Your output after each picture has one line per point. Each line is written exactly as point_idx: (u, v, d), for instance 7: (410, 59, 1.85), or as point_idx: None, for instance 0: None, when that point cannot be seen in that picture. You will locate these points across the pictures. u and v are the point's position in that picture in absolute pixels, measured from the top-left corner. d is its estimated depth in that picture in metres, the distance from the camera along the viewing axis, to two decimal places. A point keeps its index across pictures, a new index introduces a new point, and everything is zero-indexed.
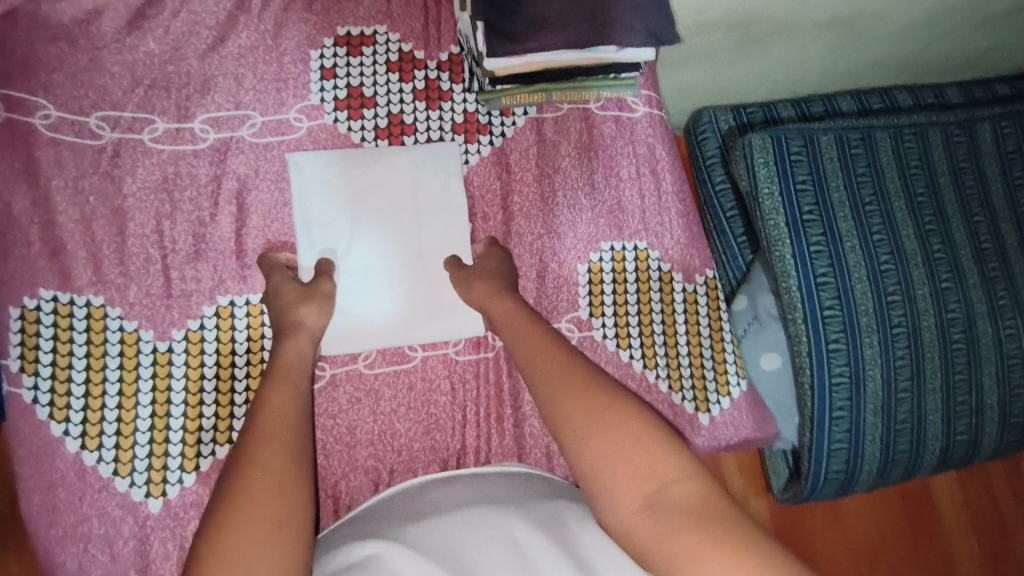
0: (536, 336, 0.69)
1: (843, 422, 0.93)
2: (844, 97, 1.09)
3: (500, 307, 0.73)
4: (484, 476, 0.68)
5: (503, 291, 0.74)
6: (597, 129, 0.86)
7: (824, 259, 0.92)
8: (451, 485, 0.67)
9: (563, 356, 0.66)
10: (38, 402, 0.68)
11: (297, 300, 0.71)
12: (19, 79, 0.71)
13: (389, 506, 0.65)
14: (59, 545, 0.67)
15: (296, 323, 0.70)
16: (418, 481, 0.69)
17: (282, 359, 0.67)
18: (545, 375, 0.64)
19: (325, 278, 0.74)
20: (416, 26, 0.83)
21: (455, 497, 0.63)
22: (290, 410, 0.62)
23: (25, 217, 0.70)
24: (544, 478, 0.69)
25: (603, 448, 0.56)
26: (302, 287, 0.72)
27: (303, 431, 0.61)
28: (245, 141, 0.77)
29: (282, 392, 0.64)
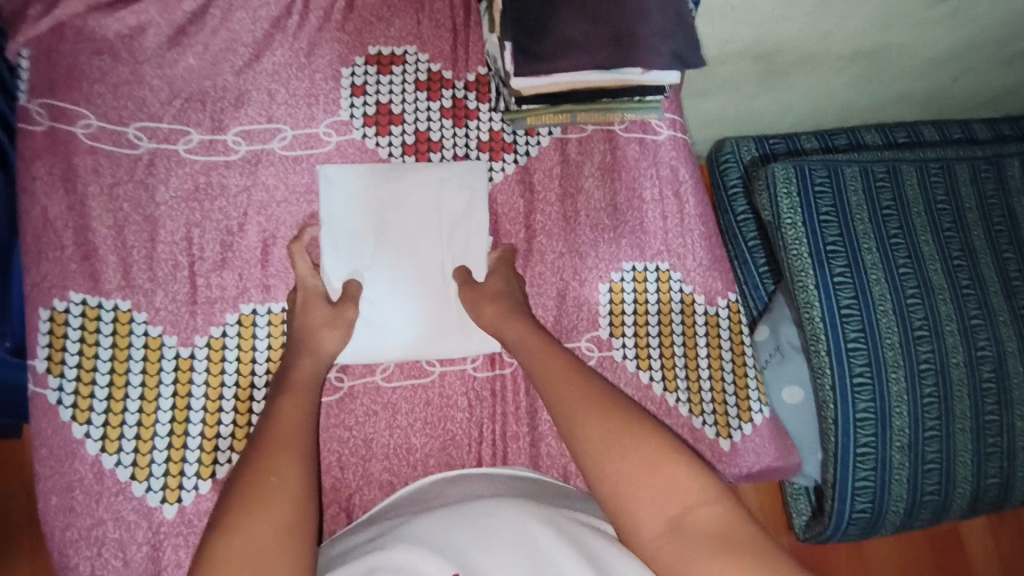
0: (553, 360, 0.70)
1: (868, 459, 0.90)
2: (868, 131, 1.08)
3: (514, 329, 0.74)
4: (495, 478, 0.67)
5: (515, 313, 0.75)
6: (621, 150, 0.87)
7: (848, 291, 0.90)
8: (462, 483, 0.67)
9: (581, 380, 0.66)
10: (62, 403, 0.69)
11: (322, 324, 0.73)
12: (63, 89, 0.74)
13: (402, 507, 0.65)
14: (73, 547, 0.67)
15: (313, 346, 0.72)
16: (432, 478, 0.69)
17: (297, 379, 0.69)
18: (564, 399, 0.65)
19: (349, 303, 0.74)
20: (445, 47, 0.85)
21: (468, 494, 0.63)
22: (301, 428, 0.64)
23: (61, 222, 0.72)
24: (555, 484, 0.68)
25: (623, 471, 0.56)
26: (328, 310, 0.74)
27: (310, 446, 0.63)
28: (276, 154, 0.79)
29: (295, 403, 0.66)
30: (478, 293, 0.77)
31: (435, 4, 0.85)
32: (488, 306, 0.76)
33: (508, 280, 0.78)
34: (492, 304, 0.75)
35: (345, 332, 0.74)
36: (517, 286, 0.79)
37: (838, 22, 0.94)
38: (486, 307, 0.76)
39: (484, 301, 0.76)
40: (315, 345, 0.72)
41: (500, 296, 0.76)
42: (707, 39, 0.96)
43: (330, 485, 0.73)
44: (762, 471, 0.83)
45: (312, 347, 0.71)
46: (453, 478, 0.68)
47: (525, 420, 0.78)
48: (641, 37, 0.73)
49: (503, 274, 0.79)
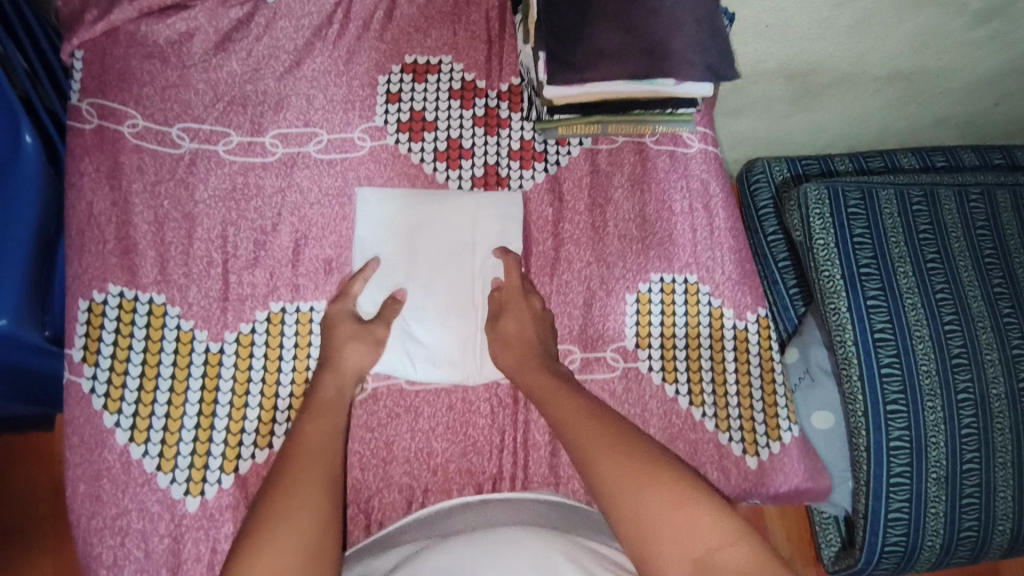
0: (565, 400, 0.67)
1: (902, 490, 0.86)
2: (906, 154, 1.07)
3: (528, 368, 0.72)
4: (517, 504, 0.66)
5: (533, 351, 0.73)
6: (651, 162, 0.87)
7: (883, 315, 0.88)
8: (482, 509, 0.65)
9: (595, 418, 0.64)
10: (95, 392, 0.71)
11: (347, 337, 0.73)
12: (113, 91, 0.77)
13: (417, 531, 0.64)
14: (97, 536, 0.68)
15: (336, 362, 0.72)
16: (453, 501, 0.68)
17: (321, 399, 0.69)
18: (580, 440, 0.62)
19: (382, 324, 0.76)
20: (480, 58, 0.86)
21: (481, 523, 0.61)
22: (328, 440, 0.64)
23: (104, 216, 0.75)
24: (574, 508, 0.67)
25: (645, 511, 0.54)
26: (355, 326, 0.75)
27: (337, 458, 0.63)
28: (311, 156, 0.81)
29: (319, 420, 0.66)
30: (496, 337, 0.76)
31: (472, 17, 0.87)
32: (504, 352, 0.74)
33: (526, 310, 0.76)
34: (510, 350, 0.74)
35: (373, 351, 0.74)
36: (536, 321, 0.76)
37: (876, 43, 0.93)
38: (503, 354, 0.74)
39: (500, 346, 0.75)
40: (340, 362, 0.72)
41: (521, 341, 0.74)
42: (741, 57, 0.96)
43: (350, 486, 0.73)
44: (792, 492, 0.81)
45: (337, 364, 0.72)
46: (472, 502, 0.67)
47: (546, 429, 0.78)
48: (674, 50, 0.74)
49: (518, 304, 0.77)
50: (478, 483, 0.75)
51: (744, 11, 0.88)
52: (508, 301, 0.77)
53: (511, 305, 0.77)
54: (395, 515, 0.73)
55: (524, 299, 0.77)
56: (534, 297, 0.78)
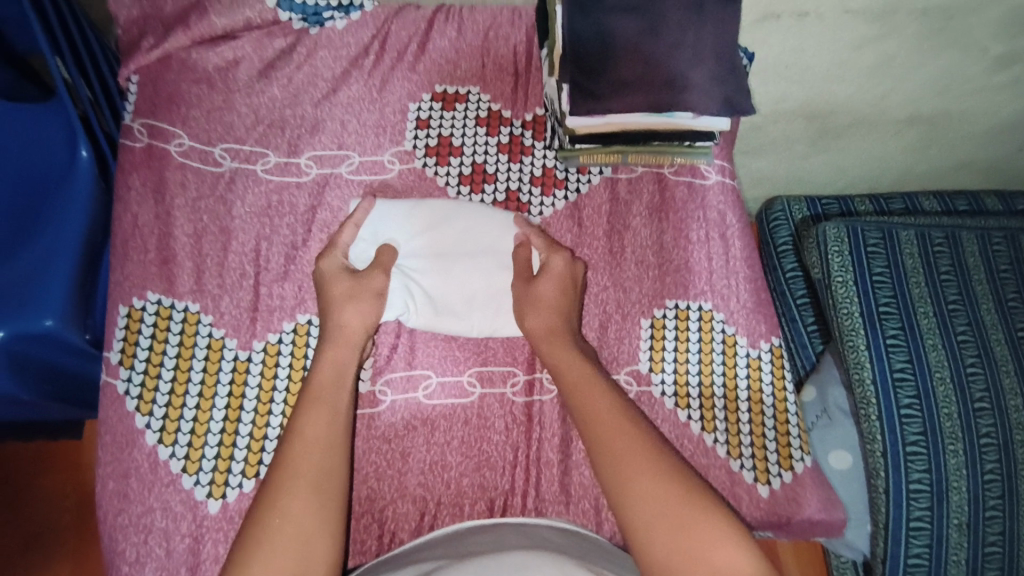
0: (600, 403, 0.66)
1: (922, 535, 0.85)
2: (926, 197, 1.08)
3: (560, 358, 0.72)
4: (531, 526, 0.66)
5: (562, 327, 0.74)
6: (670, 192, 0.90)
7: (903, 355, 0.88)
8: (495, 530, 0.65)
9: (631, 430, 0.63)
10: (129, 394, 0.74)
11: (345, 295, 0.74)
12: (163, 112, 0.83)
13: (427, 550, 0.63)
14: (122, 532, 0.70)
15: (340, 326, 0.72)
16: (468, 523, 0.67)
17: (320, 380, 0.68)
18: (614, 451, 0.62)
19: (379, 274, 0.76)
20: (506, 89, 0.91)
21: (495, 544, 0.60)
22: (326, 450, 0.62)
23: (148, 228, 0.79)
24: (586, 535, 0.66)
25: (676, 539, 0.55)
26: (350, 281, 0.75)
27: (336, 477, 0.61)
28: (343, 178, 0.85)
29: (313, 418, 0.64)
30: (529, 294, 0.76)
31: (501, 50, 0.91)
32: (535, 316, 0.75)
33: (561, 276, 0.77)
34: (543, 314, 0.75)
35: (374, 304, 0.74)
36: (572, 294, 0.77)
37: (893, 85, 0.96)
38: (533, 317, 0.75)
39: (530, 309, 0.76)
40: (342, 326, 0.72)
41: (552, 309, 0.75)
42: (759, 97, 0.99)
43: (365, 496, 0.75)
44: (806, 523, 0.80)
45: (340, 331, 0.72)
46: (489, 525, 0.66)
47: (559, 447, 0.79)
48: (694, 82, 0.78)
49: (558, 267, 0.77)
50: (490, 498, 0.76)
51: (763, 51, 0.91)
52: (549, 262, 0.77)
53: (551, 271, 0.77)
54: (408, 527, 0.74)
55: (568, 262, 0.78)
56: (574, 262, 0.78)
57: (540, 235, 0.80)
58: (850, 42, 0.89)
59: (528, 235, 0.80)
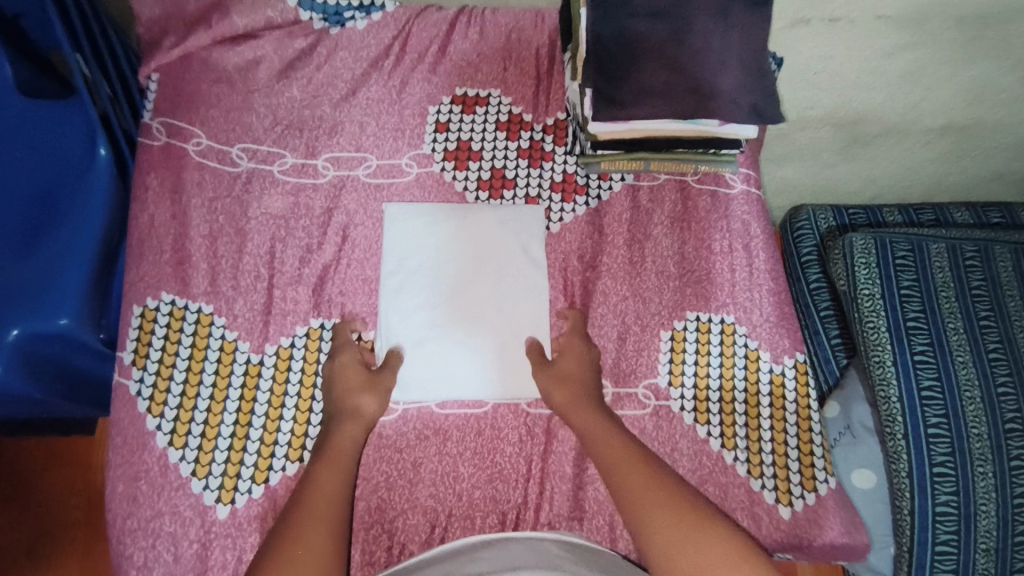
0: (615, 446, 0.67)
1: (949, 560, 0.81)
2: (958, 208, 1.03)
3: (579, 415, 0.72)
4: (542, 542, 0.64)
5: (584, 392, 0.74)
6: (693, 201, 0.87)
7: (931, 372, 0.85)
8: (504, 545, 0.63)
9: (647, 469, 0.63)
10: (140, 394, 0.74)
11: (360, 388, 0.74)
12: (183, 111, 0.82)
13: (433, 565, 0.61)
14: (130, 536, 0.69)
15: (354, 410, 0.72)
16: (476, 537, 0.65)
17: (336, 445, 0.68)
18: (631, 490, 0.62)
19: (389, 373, 0.76)
20: (527, 93, 0.89)
21: (504, 562, 0.58)
22: (335, 503, 0.62)
23: (164, 228, 0.79)
24: (599, 550, 0.64)
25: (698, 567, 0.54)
26: (366, 374, 0.75)
27: (342, 521, 0.61)
28: (360, 180, 0.84)
29: (327, 472, 0.65)
30: (550, 373, 0.76)
31: (523, 53, 0.89)
32: (560, 390, 0.75)
33: (580, 355, 0.78)
34: (566, 388, 0.75)
35: (383, 396, 0.74)
36: (589, 370, 0.77)
37: (927, 94, 0.93)
38: (556, 392, 0.75)
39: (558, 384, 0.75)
40: (357, 408, 0.72)
41: (575, 380, 0.75)
42: (787, 104, 0.96)
43: (375, 506, 0.73)
44: (829, 547, 0.77)
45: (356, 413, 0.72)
46: (495, 539, 0.64)
47: (574, 461, 0.77)
48: (721, 89, 0.75)
49: (576, 348, 0.79)
50: (502, 511, 0.75)
51: (792, 57, 0.89)
52: (566, 346, 0.79)
53: (569, 349, 0.79)
54: (418, 538, 0.73)
55: (583, 347, 0.79)
56: (591, 347, 0.79)
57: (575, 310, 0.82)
58: (884, 48, 0.86)
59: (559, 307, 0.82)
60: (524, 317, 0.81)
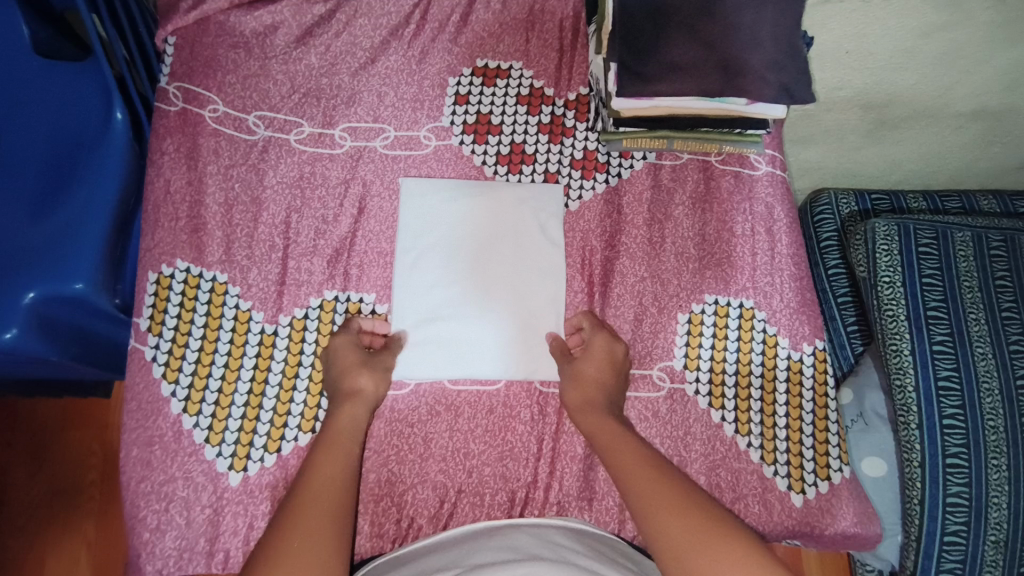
0: (629, 450, 0.65)
1: (957, 550, 0.81)
2: (987, 196, 1.00)
3: (592, 421, 0.69)
4: (545, 528, 0.63)
5: (602, 400, 0.71)
6: (715, 181, 0.85)
7: (950, 363, 0.83)
8: (507, 531, 0.62)
9: (657, 474, 0.61)
10: (156, 361, 0.74)
11: (358, 365, 0.71)
12: (199, 76, 0.81)
13: (438, 550, 0.60)
14: (144, 499, 0.71)
15: (353, 390, 0.70)
16: (480, 523, 0.64)
17: (335, 427, 0.67)
18: (643, 493, 0.60)
19: (388, 353, 0.74)
20: (549, 66, 0.87)
21: (509, 548, 0.57)
22: (337, 487, 0.60)
23: (179, 194, 0.78)
24: (604, 539, 0.64)
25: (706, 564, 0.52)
26: (363, 355, 0.73)
27: (345, 503, 0.60)
28: (377, 151, 0.82)
29: (329, 456, 0.63)
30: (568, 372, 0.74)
31: (546, 25, 0.88)
32: (574, 391, 0.72)
33: (602, 354, 0.74)
34: (581, 390, 0.72)
35: (383, 372, 0.73)
36: (614, 371, 0.74)
37: (963, 77, 0.89)
38: (572, 392, 0.72)
39: (573, 385, 0.73)
40: (355, 387, 0.70)
41: (593, 385, 0.72)
42: (815, 84, 0.92)
43: (386, 478, 0.74)
44: (839, 536, 0.77)
45: (356, 394, 0.70)
46: (500, 527, 0.63)
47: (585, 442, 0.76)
48: (750, 66, 0.73)
49: (598, 347, 0.75)
50: (512, 489, 0.75)
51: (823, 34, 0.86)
52: (590, 341, 0.76)
53: (590, 347, 0.75)
54: (427, 512, 0.73)
55: (606, 342, 0.75)
56: (615, 342, 0.75)
57: (586, 317, 0.79)
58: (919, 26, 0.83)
59: (578, 321, 0.79)
60: (538, 296, 0.80)
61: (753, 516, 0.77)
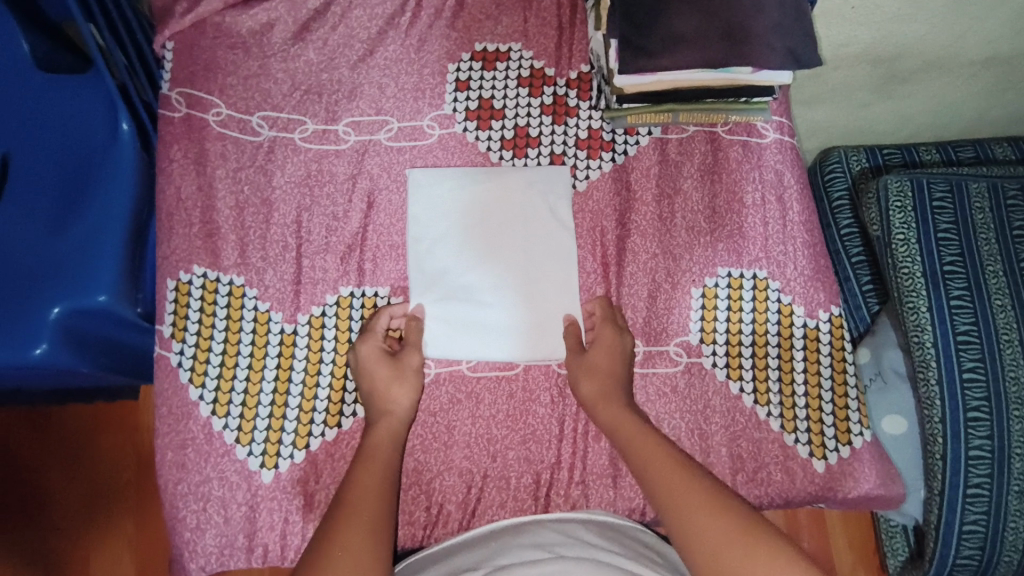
0: (652, 449, 0.65)
1: (981, 502, 0.81)
2: (1000, 144, 0.98)
3: (612, 414, 0.70)
4: (569, 522, 0.64)
5: (615, 390, 0.72)
6: (723, 152, 0.84)
7: (967, 316, 0.83)
8: (532, 527, 0.63)
9: (684, 468, 0.62)
10: (182, 366, 0.75)
11: (390, 381, 0.72)
12: (200, 81, 0.81)
13: (467, 549, 0.61)
14: (182, 500, 0.73)
15: (388, 407, 0.71)
16: (506, 521, 0.66)
17: (372, 443, 0.68)
18: (670, 491, 0.60)
19: (414, 352, 0.75)
20: (549, 46, 0.86)
21: (537, 545, 0.58)
22: (378, 500, 0.62)
23: (191, 201, 0.79)
24: (625, 528, 0.65)
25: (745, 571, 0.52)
26: (388, 362, 0.73)
27: (387, 512, 0.61)
28: (382, 144, 0.82)
29: (369, 470, 0.65)
30: (580, 366, 0.74)
31: (543, 3, 0.86)
32: (589, 382, 0.73)
33: (612, 346, 0.75)
34: (595, 381, 0.72)
35: (414, 384, 0.73)
36: (622, 363, 0.74)
37: (973, 25, 0.86)
38: (586, 385, 0.73)
39: (585, 377, 0.73)
40: (388, 406, 0.71)
41: (606, 375, 0.73)
42: (820, 42, 0.89)
43: (413, 468, 0.76)
44: (862, 498, 0.79)
45: (387, 411, 0.70)
46: (524, 523, 0.64)
47: None
48: (755, 33, 0.72)
49: (607, 340, 0.75)
50: (536, 471, 0.77)
51: None
52: (597, 334, 0.76)
53: (600, 340, 0.75)
54: (455, 499, 0.75)
55: (615, 334, 0.75)
56: (623, 334, 0.76)
57: (601, 303, 0.78)
58: None
59: (592, 307, 0.79)
60: (551, 280, 0.80)
61: (775, 484, 0.78)
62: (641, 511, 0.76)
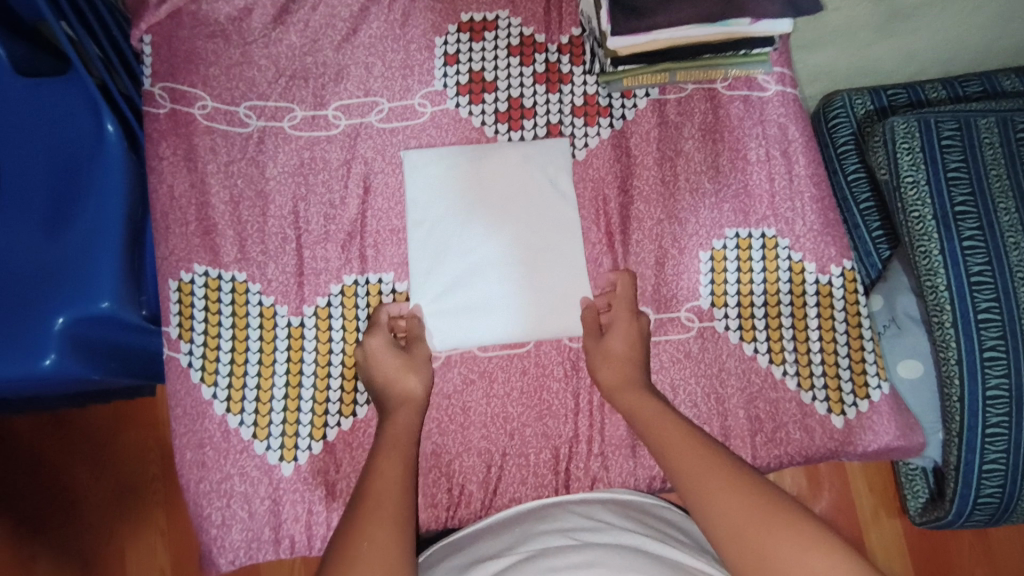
0: (671, 431, 0.64)
1: (1001, 441, 0.80)
2: (1007, 75, 0.95)
3: (630, 400, 0.69)
4: (588, 504, 0.64)
5: (633, 374, 0.71)
6: (723, 109, 0.82)
7: (981, 257, 0.80)
8: (554, 511, 0.63)
9: (702, 449, 0.62)
10: (192, 366, 0.75)
11: (403, 367, 0.71)
12: (182, 73, 0.79)
13: (490, 536, 0.62)
14: (206, 498, 0.74)
15: (406, 394, 0.70)
16: (526, 505, 0.66)
17: (390, 433, 0.67)
18: (690, 472, 0.60)
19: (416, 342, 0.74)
20: (538, 11, 0.83)
21: (560, 530, 0.58)
22: (400, 492, 0.61)
23: (185, 198, 0.78)
24: (646, 507, 0.65)
25: (770, 546, 0.51)
26: (398, 354, 0.72)
27: (409, 504, 0.61)
28: (373, 126, 0.80)
29: (390, 461, 0.64)
30: (597, 352, 0.74)
31: None
32: (608, 369, 0.72)
33: (629, 329, 0.74)
34: (612, 366, 0.72)
35: (425, 374, 0.73)
36: (640, 347, 0.74)
37: None
38: (605, 371, 0.72)
39: (602, 363, 0.73)
40: (402, 395, 0.70)
41: (624, 360, 0.72)
42: None
43: (431, 451, 0.76)
44: (881, 450, 0.78)
45: (402, 397, 0.70)
46: (545, 507, 0.64)
47: None
48: None
49: (624, 323, 0.74)
50: (555, 446, 0.77)
51: None
52: (613, 318, 0.75)
53: (617, 324, 0.74)
54: (476, 479, 0.75)
55: (632, 319, 0.75)
56: (639, 317, 0.75)
57: (626, 275, 0.77)
58: None
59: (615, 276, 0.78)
60: (555, 253, 0.78)
61: (795, 442, 0.77)
62: (662, 478, 0.76)
